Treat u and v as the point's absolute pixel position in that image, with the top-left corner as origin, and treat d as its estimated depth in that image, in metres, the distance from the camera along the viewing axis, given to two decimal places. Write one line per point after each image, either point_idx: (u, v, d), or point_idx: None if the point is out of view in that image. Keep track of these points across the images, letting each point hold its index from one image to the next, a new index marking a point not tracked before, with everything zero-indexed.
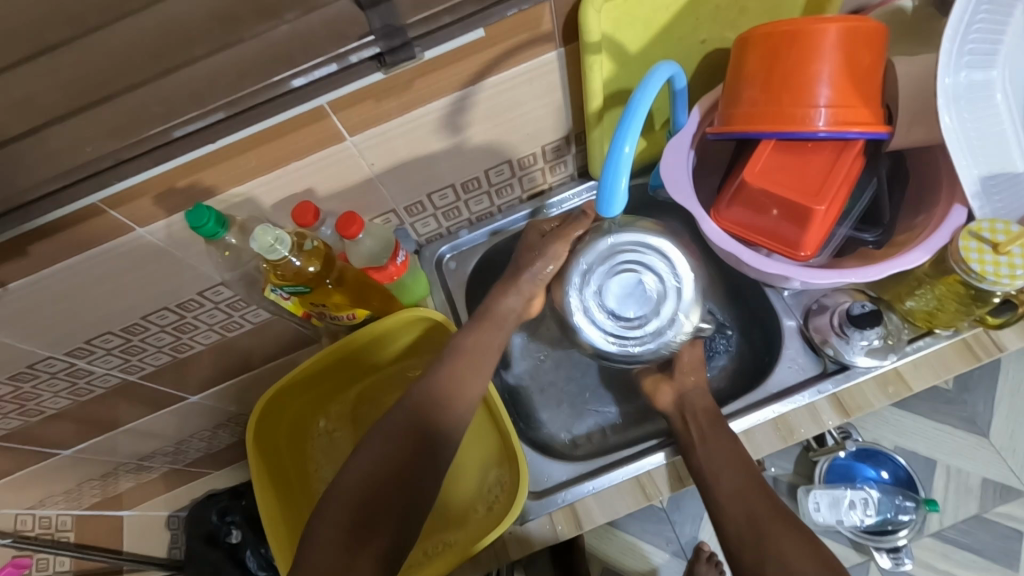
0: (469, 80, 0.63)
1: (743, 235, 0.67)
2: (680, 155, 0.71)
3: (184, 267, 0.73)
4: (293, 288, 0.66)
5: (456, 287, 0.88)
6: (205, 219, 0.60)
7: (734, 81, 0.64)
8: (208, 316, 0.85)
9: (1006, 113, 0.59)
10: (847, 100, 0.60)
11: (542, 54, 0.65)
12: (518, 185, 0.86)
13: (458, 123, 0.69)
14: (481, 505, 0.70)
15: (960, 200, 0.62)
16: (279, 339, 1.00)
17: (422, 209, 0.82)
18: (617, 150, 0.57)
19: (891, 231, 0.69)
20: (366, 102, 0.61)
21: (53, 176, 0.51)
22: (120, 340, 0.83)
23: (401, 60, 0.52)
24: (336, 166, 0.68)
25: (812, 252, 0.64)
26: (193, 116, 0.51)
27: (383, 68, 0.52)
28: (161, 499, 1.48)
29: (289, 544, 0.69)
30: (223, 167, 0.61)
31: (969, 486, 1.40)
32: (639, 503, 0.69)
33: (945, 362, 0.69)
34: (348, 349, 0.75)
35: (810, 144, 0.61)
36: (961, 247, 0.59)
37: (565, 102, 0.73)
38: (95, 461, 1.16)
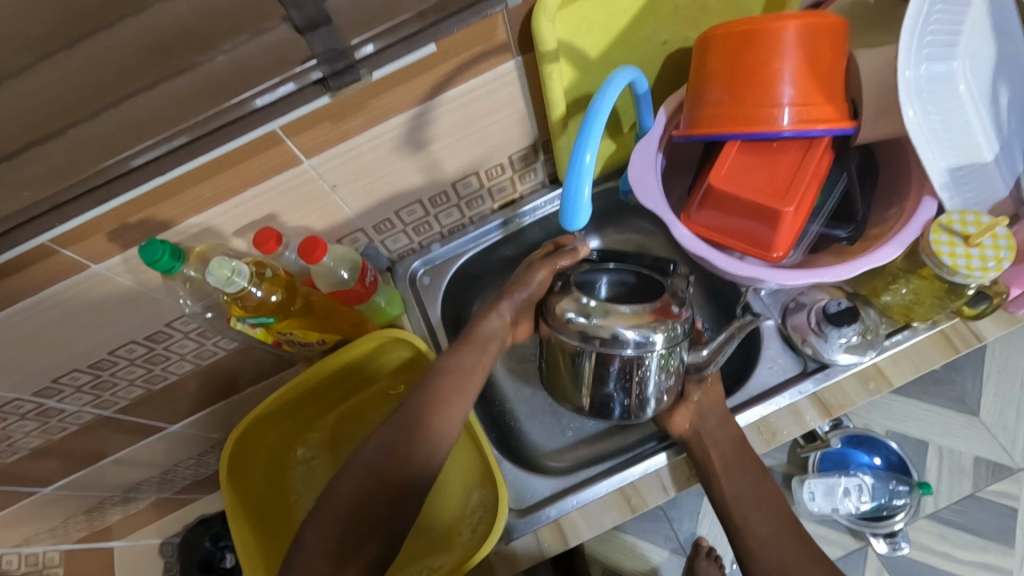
0: (426, 95, 0.62)
1: (715, 238, 0.66)
2: (648, 159, 0.70)
3: (147, 300, 0.72)
4: (257, 320, 0.64)
5: (432, 303, 0.86)
6: (160, 254, 0.58)
7: (697, 83, 0.63)
8: (179, 347, 0.83)
9: (971, 105, 0.57)
10: (810, 97, 0.59)
11: (499, 65, 0.63)
12: (488, 196, 0.85)
13: (419, 139, 0.68)
14: (465, 527, 0.69)
15: (929, 192, 0.61)
16: (257, 363, 0.98)
17: (391, 226, 0.80)
18: (578, 160, 0.54)
19: (864, 225, 0.68)
20: (320, 125, 0.59)
21: None
22: (90, 377, 0.81)
23: (346, 84, 0.51)
24: (296, 190, 0.66)
25: (785, 252, 0.63)
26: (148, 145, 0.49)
27: (329, 93, 0.51)
28: (152, 527, 1.46)
29: None
30: (175, 199, 0.59)
31: (961, 465, 1.41)
32: (625, 515, 0.68)
33: (925, 355, 0.68)
34: (322, 375, 0.73)
35: (776, 143, 0.60)
36: (931, 240, 0.58)
37: (528, 110, 0.72)
38: (78, 497, 1.14)
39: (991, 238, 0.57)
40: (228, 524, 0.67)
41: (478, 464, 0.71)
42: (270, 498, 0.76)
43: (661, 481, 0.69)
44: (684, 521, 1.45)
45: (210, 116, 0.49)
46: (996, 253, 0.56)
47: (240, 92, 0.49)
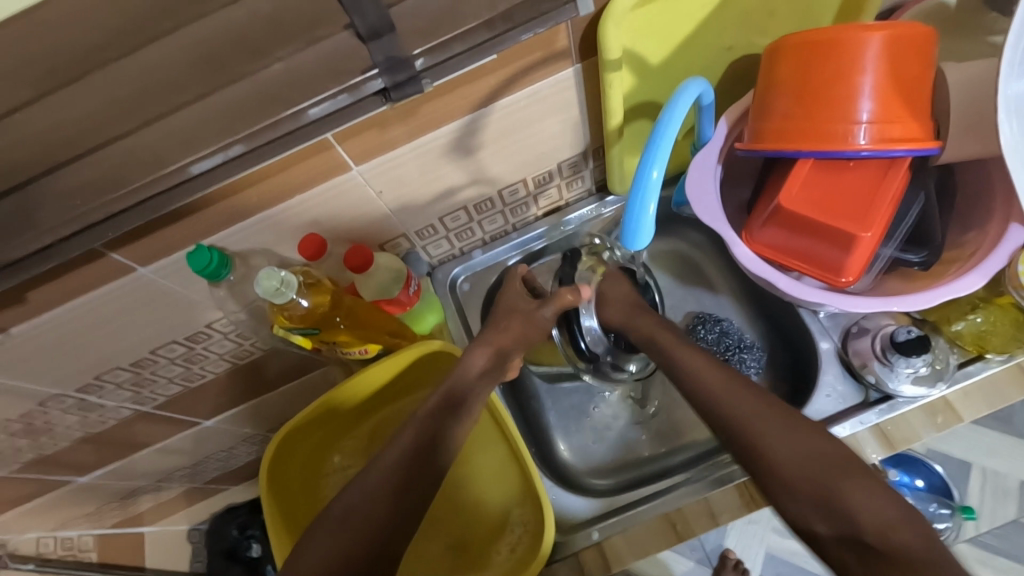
0: (480, 102, 0.60)
1: (777, 259, 0.62)
2: (707, 173, 0.67)
3: (188, 302, 0.71)
4: (302, 331, 0.62)
5: (472, 311, 0.84)
6: (208, 261, 0.57)
7: (768, 95, 0.60)
8: (218, 346, 0.83)
9: None
10: (892, 114, 0.55)
11: (558, 72, 0.61)
12: (534, 202, 0.82)
13: (468, 145, 0.65)
14: (504, 546, 0.68)
15: (1017, 218, 0.56)
16: (292, 363, 0.97)
17: (434, 231, 0.79)
18: (645, 176, 0.52)
19: (940, 251, 0.62)
20: (371, 131, 0.57)
21: (39, 234, 0.47)
22: (130, 374, 0.81)
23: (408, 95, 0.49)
24: (342, 196, 0.65)
25: (854, 277, 0.59)
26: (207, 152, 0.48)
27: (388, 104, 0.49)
28: (182, 513, 1.48)
29: None
30: (222, 205, 0.58)
31: (1007, 488, 1.35)
32: (670, 543, 0.65)
33: (1000, 389, 0.64)
34: (362, 384, 0.72)
35: (853, 163, 0.56)
36: (1021, 268, 0.56)
37: (581, 118, 0.69)
38: (112, 486, 1.15)
39: None
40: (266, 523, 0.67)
41: (517, 480, 0.69)
42: (308, 508, 0.75)
43: (710, 508, 0.65)
44: (712, 533, 1.43)
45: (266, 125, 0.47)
46: None
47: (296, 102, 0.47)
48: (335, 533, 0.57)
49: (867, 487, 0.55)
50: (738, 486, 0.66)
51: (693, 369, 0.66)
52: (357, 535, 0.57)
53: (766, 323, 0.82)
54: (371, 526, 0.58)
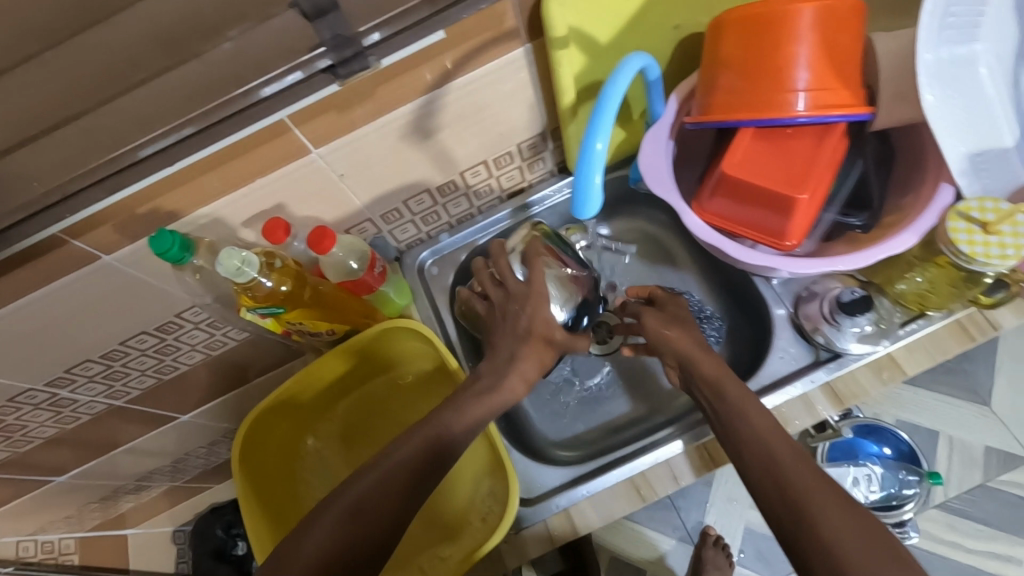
0: (435, 83, 0.62)
1: (726, 227, 0.65)
2: (659, 147, 0.69)
3: (155, 291, 0.71)
4: (267, 310, 0.64)
5: (440, 293, 0.85)
6: (170, 244, 0.58)
7: (711, 69, 0.62)
8: (190, 337, 0.84)
9: (994, 90, 0.56)
10: (826, 82, 0.58)
11: (508, 52, 0.63)
12: (497, 184, 0.84)
13: (427, 127, 0.67)
14: (475, 517, 0.69)
15: (947, 179, 0.60)
16: (267, 353, 0.98)
17: (399, 215, 0.80)
18: (589, 148, 0.54)
19: (879, 213, 0.66)
20: (328, 114, 0.59)
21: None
22: (102, 367, 0.82)
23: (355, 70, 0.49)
24: (304, 180, 0.66)
25: (798, 241, 0.62)
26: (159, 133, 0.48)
27: (337, 80, 0.49)
28: (165, 515, 1.48)
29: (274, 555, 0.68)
30: (183, 189, 0.59)
31: (973, 456, 1.40)
32: (634, 504, 0.68)
33: (940, 344, 0.67)
34: (332, 363, 0.73)
35: (791, 130, 0.59)
36: (949, 228, 0.57)
37: (537, 99, 0.71)
38: (91, 486, 1.15)
39: (1012, 225, 0.55)
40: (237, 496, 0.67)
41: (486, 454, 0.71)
42: (284, 491, 0.75)
43: (671, 470, 0.68)
44: (692, 510, 1.46)
45: (219, 105, 0.48)
46: (1016, 243, 0.55)
47: (247, 81, 0.48)
48: (334, 526, 0.54)
49: (845, 509, 0.48)
50: (698, 447, 0.68)
51: (653, 338, 0.68)
52: (354, 526, 0.54)
53: (726, 295, 0.84)
54: (372, 523, 0.55)
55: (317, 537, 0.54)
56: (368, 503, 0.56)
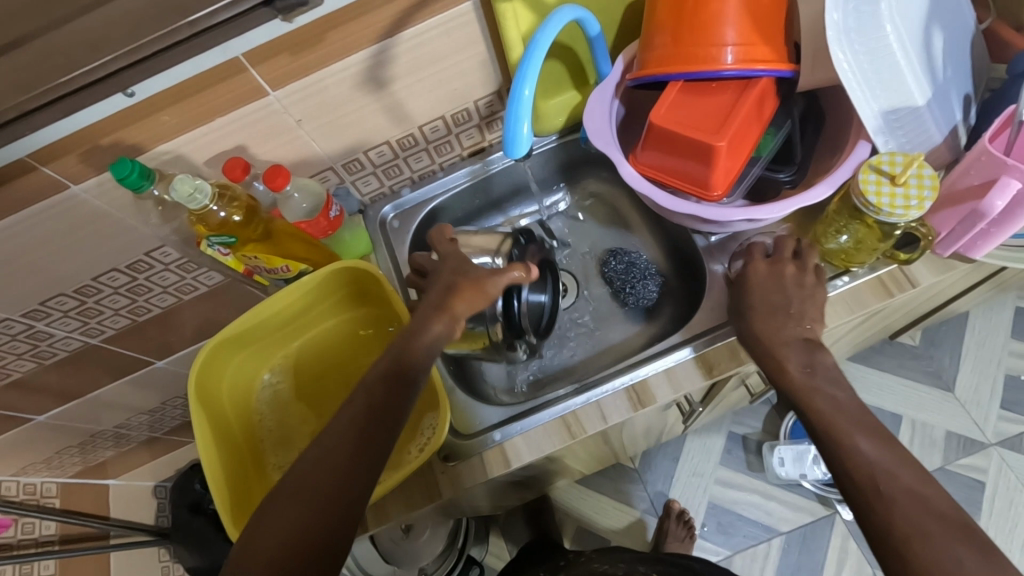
0: (386, 31, 0.66)
1: (659, 178, 0.68)
2: (604, 103, 0.73)
3: (125, 228, 0.76)
4: (220, 239, 0.69)
5: (399, 244, 0.88)
6: (128, 171, 0.62)
7: (648, 30, 0.66)
8: (161, 278, 0.88)
9: (900, 48, 0.58)
10: (750, 38, 0.61)
11: (456, 5, 0.66)
12: (457, 142, 0.87)
13: (381, 77, 0.71)
14: (413, 448, 0.71)
15: (865, 136, 0.63)
16: (237, 303, 1.03)
17: (361, 166, 0.84)
18: (517, 94, 0.57)
19: (804, 169, 0.69)
20: (283, 56, 0.63)
21: None
22: (76, 302, 0.86)
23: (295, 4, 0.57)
24: (263, 123, 0.70)
25: (724, 192, 0.65)
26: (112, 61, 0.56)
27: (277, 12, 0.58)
28: (146, 469, 1.53)
29: (220, 467, 0.71)
30: (146, 122, 0.63)
31: (933, 438, 1.43)
32: (565, 441, 0.72)
33: (861, 299, 0.70)
34: (289, 300, 0.76)
35: (716, 83, 0.63)
36: (860, 179, 0.60)
37: (490, 57, 0.75)
38: (71, 429, 1.20)
39: (917, 173, 0.59)
40: (189, 407, 0.71)
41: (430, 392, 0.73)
42: (237, 416, 0.79)
43: (601, 411, 0.72)
44: (656, 483, 1.50)
45: None
46: (919, 193, 0.59)
47: None
48: (297, 502, 0.54)
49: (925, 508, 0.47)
50: (628, 390, 0.72)
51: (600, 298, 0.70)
52: (313, 505, 0.53)
53: (672, 258, 0.88)
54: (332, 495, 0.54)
55: (278, 524, 0.53)
56: (331, 477, 0.55)
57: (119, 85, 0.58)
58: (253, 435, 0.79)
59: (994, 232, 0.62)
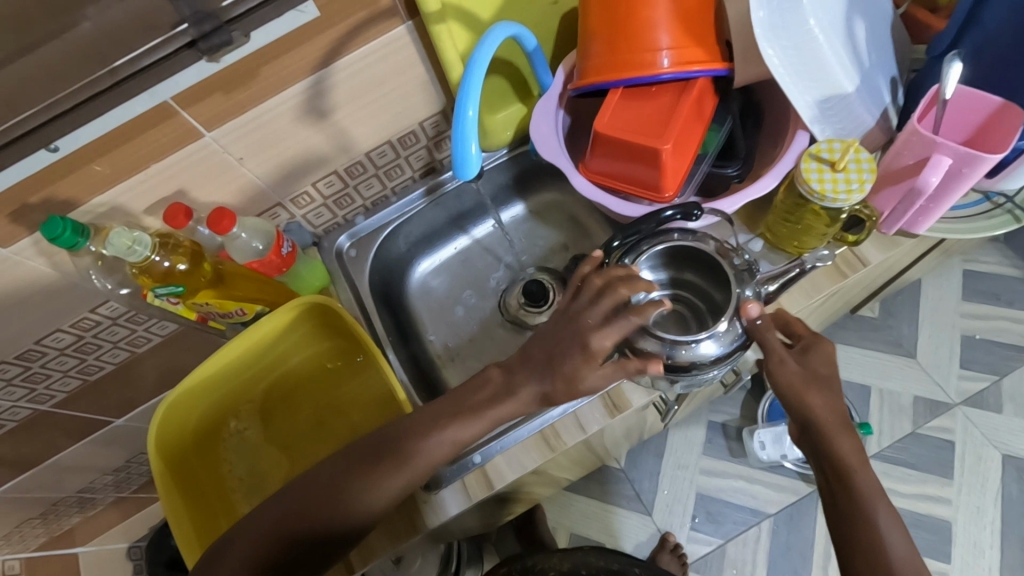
0: (321, 62, 0.64)
1: (611, 185, 0.68)
2: (548, 116, 0.73)
3: (61, 285, 0.72)
4: (167, 289, 0.66)
5: (359, 273, 0.86)
6: (60, 229, 0.58)
7: (582, 38, 0.66)
8: (110, 334, 0.84)
9: (823, 36, 0.60)
10: (681, 40, 0.62)
11: (390, 30, 0.66)
12: (407, 164, 0.86)
13: (322, 107, 0.70)
14: None
15: (801, 126, 0.65)
16: (198, 348, 0.98)
17: (310, 199, 0.82)
18: (460, 116, 0.57)
19: (749, 162, 0.71)
20: (216, 95, 0.61)
21: None
22: (19, 369, 0.81)
23: (216, 44, 0.57)
24: (201, 165, 0.68)
25: (675, 192, 0.66)
26: None
27: (202, 55, 0.57)
28: (117, 529, 1.40)
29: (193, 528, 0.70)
30: (79, 175, 0.60)
31: (901, 405, 1.41)
32: (545, 455, 0.71)
33: (818, 285, 0.71)
34: (246, 346, 0.75)
35: (654, 87, 0.64)
36: (802, 169, 0.62)
37: (429, 77, 0.74)
38: (28, 503, 1.11)
39: (854, 162, 0.61)
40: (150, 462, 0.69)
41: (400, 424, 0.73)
42: (213, 487, 0.77)
43: (578, 421, 0.72)
44: (645, 482, 1.44)
45: None
46: (860, 176, 0.60)
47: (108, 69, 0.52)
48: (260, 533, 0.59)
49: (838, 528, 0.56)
50: (602, 396, 0.72)
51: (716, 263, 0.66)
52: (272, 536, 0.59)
53: None
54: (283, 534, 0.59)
55: (245, 540, 0.59)
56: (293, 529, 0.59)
57: (44, 139, 0.56)
58: (228, 502, 0.77)
59: (931, 207, 0.64)
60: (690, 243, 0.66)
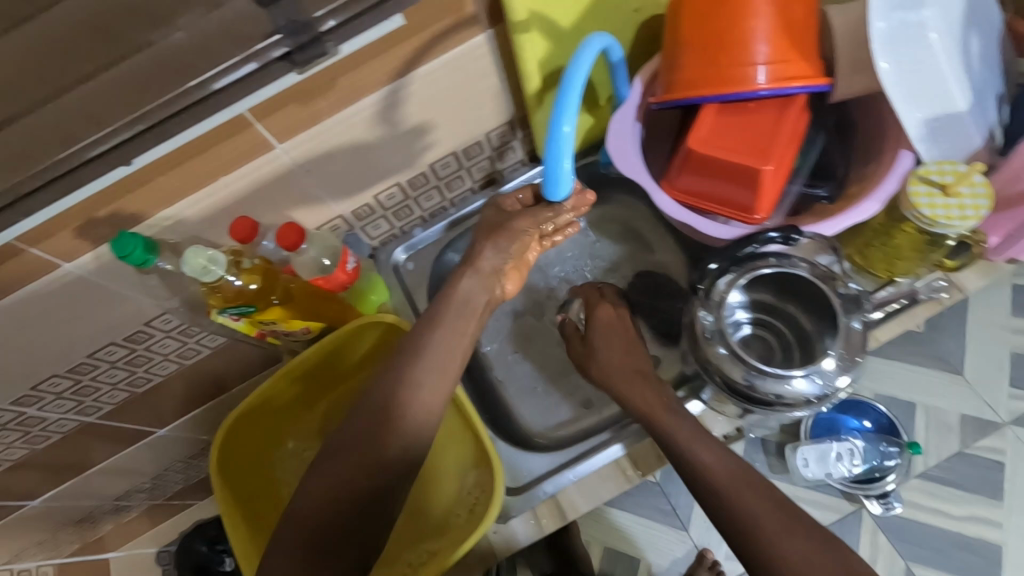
0: (398, 72, 0.61)
1: (697, 204, 0.66)
2: (626, 129, 0.69)
3: (119, 299, 0.69)
4: (238, 309, 0.64)
5: (418, 288, 0.85)
6: (132, 246, 0.56)
7: (670, 47, 0.62)
8: (161, 346, 0.82)
9: (944, 52, 0.56)
10: (784, 54, 0.58)
11: (471, 39, 0.63)
12: (468, 175, 0.83)
13: (394, 118, 0.67)
14: (461, 510, 0.69)
15: (906, 145, 0.61)
16: (244, 359, 0.96)
17: (371, 211, 0.79)
18: (557, 131, 0.53)
19: (844, 184, 0.68)
20: (292, 106, 0.58)
21: None
22: (70, 381, 0.79)
23: (313, 57, 0.53)
24: (269, 178, 0.65)
25: (767, 214, 0.63)
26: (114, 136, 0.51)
27: (296, 67, 0.54)
28: (147, 535, 1.37)
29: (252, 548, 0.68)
30: (149, 188, 0.58)
31: (948, 423, 1.33)
32: (622, 486, 0.68)
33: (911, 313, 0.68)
34: (308, 366, 0.72)
35: (752, 104, 0.60)
36: (910, 192, 0.58)
37: (502, 87, 0.71)
38: (64, 511, 1.09)
39: (968, 187, 0.57)
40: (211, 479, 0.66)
41: (470, 445, 0.70)
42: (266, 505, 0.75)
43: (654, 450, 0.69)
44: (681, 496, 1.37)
45: None
46: (974, 202, 0.57)
47: (198, 77, 0.52)
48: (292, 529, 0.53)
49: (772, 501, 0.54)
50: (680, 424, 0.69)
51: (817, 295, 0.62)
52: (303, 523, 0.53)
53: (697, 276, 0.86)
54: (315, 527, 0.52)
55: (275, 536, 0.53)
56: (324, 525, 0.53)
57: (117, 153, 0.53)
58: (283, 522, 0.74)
59: None
60: (799, 271, 0.62)
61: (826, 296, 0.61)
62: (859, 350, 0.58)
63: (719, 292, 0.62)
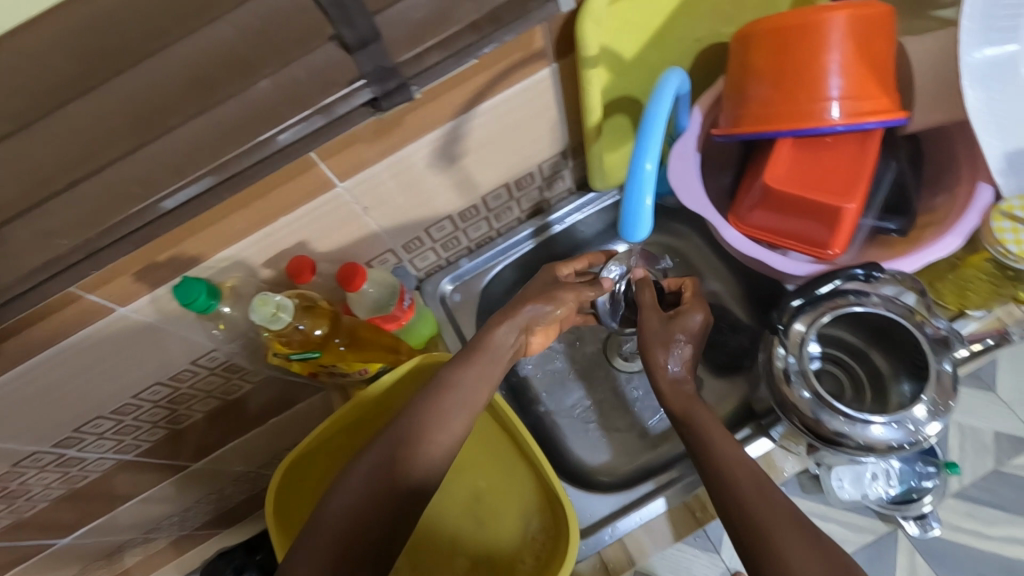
0: (462, 108, 0.60)
1: (770, 239, 0.65)
2: (688, 159, 0.67)
3: (169, 339, 0.67)
4: (302, 355, 0.64)
5: (465, 318, 0.83)
6: (197, 293, 0.54)
7: (740, 79, 0.61)
8: (204, 383, 0.80)
9: None
10: (863, 88, 0.57)
11: (536, 73, 0.61)
12: (517, 206, 0.82)
13: (453, 154, 0.65)
14: (528, 556, 0.67)
15: (984, 177, 0.60)
16: (283, 392, 0.93)
17: (420, 243, 0.77)
18: (640, 168, 0.52)
19: (917, 216, 0.66)
20: (355, 145, 0.56)
21: (37, 267, 0.48)
22: (113, 422, 0.77)
23: (396, 103, 0.51)
24: (327, 217, 0.63)
25: (841, 250, 0.61)
26: (180, 185, 0.49)
27: (378, 113, 0.51)
28: (172, 565, 1.33)
29: None
30: (211, 232, 0.56)
31: (983, 442, 1.22)
32: (692, 529, 0.66)
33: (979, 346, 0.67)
34: (362, 408, 0.70)
35: (830, 138, 0.58)
36: (994, 227, 0.59)
37: (561, 118, 0.70)
38: (94, 547, 1.06)
39: None
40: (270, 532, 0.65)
41: (532, 485, 0.69)
42: None
43: None
44: None
45: None
46: None
47: (263, 132, 0.49)
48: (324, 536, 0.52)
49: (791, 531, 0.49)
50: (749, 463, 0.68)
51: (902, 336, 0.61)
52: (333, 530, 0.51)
53: (751, 305, 0.84)
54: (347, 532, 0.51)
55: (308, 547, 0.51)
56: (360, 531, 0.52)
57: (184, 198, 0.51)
58: None
59: None
60: (878, 311, 0.61)
61: (912, 338, 0.60)
62: (951, 393, 0.57)
63: (798, 332, 0.61)
